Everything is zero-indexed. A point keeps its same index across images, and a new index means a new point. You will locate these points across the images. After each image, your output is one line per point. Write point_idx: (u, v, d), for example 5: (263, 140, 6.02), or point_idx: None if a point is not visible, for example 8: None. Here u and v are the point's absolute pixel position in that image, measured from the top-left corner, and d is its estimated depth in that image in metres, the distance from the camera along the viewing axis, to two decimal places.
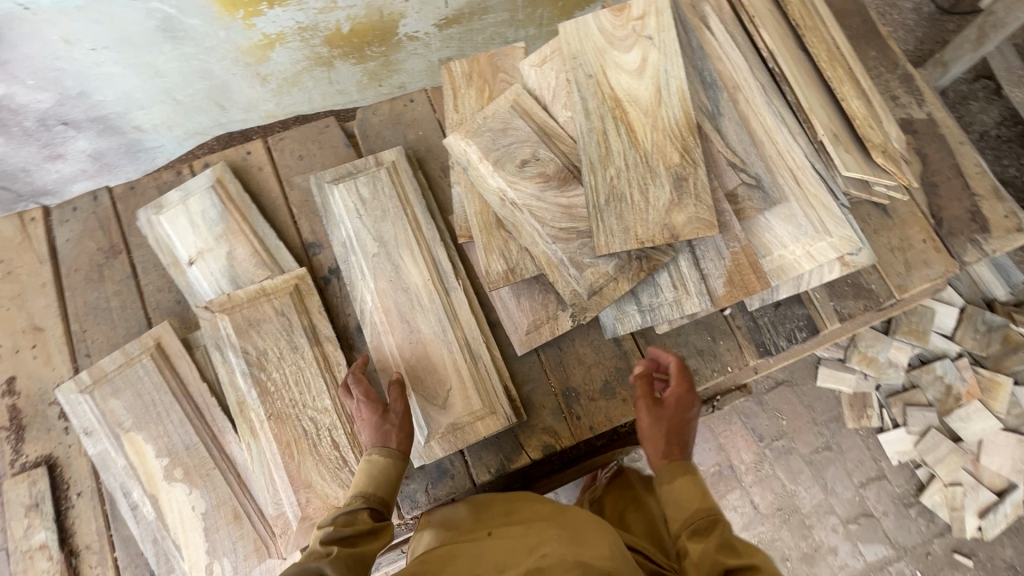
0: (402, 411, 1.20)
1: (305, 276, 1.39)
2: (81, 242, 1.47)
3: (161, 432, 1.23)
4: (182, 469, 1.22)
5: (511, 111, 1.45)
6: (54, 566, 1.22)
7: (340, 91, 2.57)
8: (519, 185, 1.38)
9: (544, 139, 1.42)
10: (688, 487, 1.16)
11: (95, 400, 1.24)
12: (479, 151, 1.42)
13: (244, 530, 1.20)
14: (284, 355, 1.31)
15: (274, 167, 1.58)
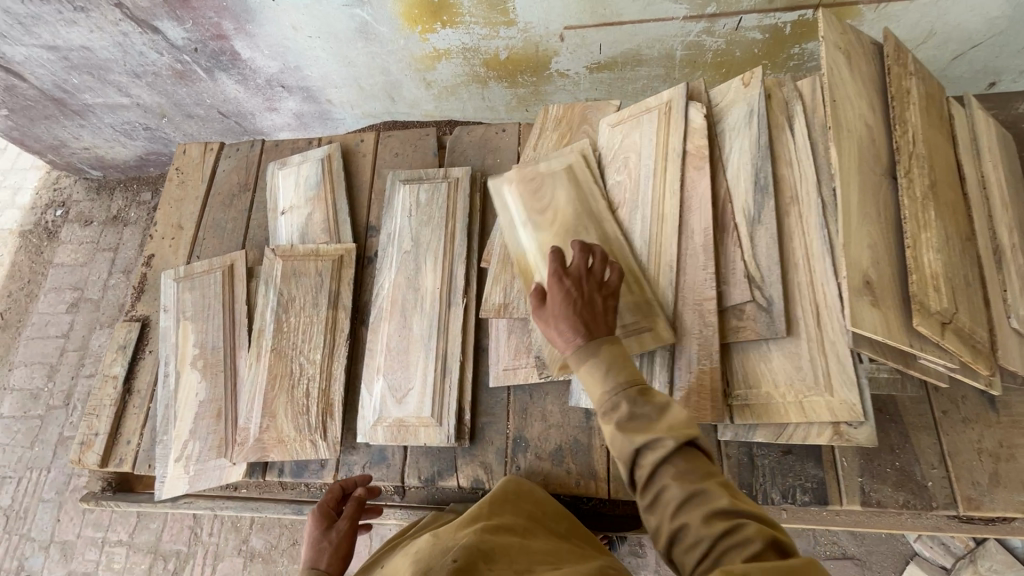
0: (345, 530, 1.27)
1: (351, 251, 1.64)
2: (230, 174, 1.94)
3: (203, 328, 1.58)
4: (203, 362, 1.55)
5: (557, 174, 1.41)
6: (115, 393, 1.66)
7: (491, 107, 2.82)
8: (533, 234, 1.36)
9: (578, 206, 1.37)
10: (591, 372, 1.02)
11: (177, 288, 1.65)
12: (518, 201, 1.40)
13: (219, 428, 1.48)
14: (305, 308, 1.57)
15: (374, 157, 1.86)
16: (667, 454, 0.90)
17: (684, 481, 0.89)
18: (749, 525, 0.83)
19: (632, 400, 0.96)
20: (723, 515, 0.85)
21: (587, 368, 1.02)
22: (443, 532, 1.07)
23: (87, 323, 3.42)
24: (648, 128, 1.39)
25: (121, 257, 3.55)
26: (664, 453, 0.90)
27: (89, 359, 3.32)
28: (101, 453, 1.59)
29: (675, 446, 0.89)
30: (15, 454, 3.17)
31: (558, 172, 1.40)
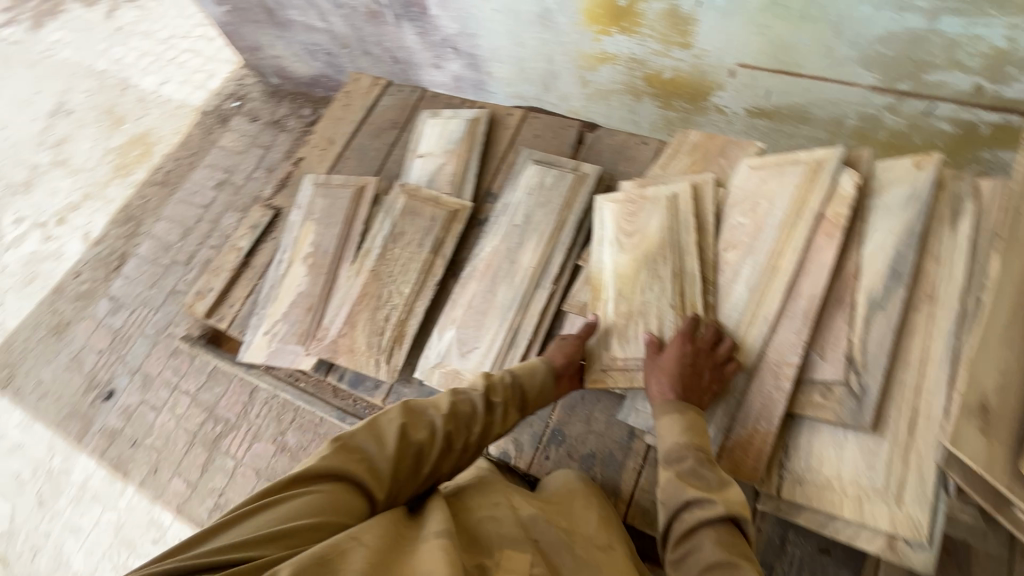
0: (577, 346, 1.40)
1: (467, 208, 1.74)
2: (387, 111, 2.12)
3: (321, 232, 1.76)
4: (312, 260, 1.72)
5: (660, 201, 1.47)
6: (235, 261, 1.90)
7: (635, 122, 2.82)
8: (617, 251, 1.48)
9: (669, 236, 1.42)
10: (668, 424, 1.14)
11: (313, 191, 1.85)
12: (614, 221, 1.51)
13: (306, 319, 1.64)
14: (411, 243, 1.69)
15: (515, 131, 1.94)
16: (713, 517, 0.97)
17: (721, 549, 0.94)
18: None
19: (699, 461, 1.06)
20: None
21: (668, 420, 1.15)
22: (521, 499, 1.18)
23: (224, 202, 3.88)
24: (790, 180, 1.35)
25: (268, 157, 3.98)
26: (710, 514, 0.98)
27: (215, 232, 3.77)
28: (210, 307, 1.84)
29: (722, 512, 0.97)
30: (137, 289, 3.69)
31: (661, 200, 1.46)
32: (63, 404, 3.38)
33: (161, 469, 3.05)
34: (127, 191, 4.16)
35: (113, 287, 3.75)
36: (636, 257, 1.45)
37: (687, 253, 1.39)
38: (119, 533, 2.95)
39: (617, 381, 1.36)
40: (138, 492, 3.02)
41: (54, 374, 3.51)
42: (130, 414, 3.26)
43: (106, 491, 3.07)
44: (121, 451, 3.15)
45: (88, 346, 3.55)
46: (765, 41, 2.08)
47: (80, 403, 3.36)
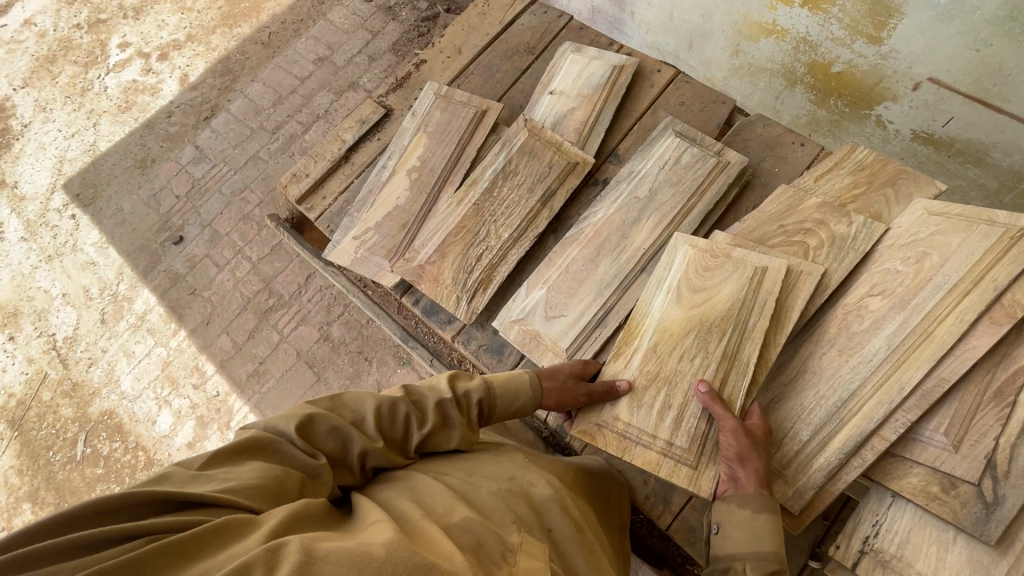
0: (583, 390, 1.27)
1: (587, 164, 1.61)
2: (525, 31, 1.94)
3: (432, 149, 1.66)
4: (415, 176, 1.64)
5: (744, 266, 1.28)
6: (336, 153, 1.84)
7: (775, 109, 2.54)
8: (673, 301, 1.31)
9: (739, 308, 1.24)
10: (767, 529, 1.05)
11: (432, 102, 1.73)
12: (686, 267, 1.33)
13: (397, 235, 1.58)
14: (522, 187, 1.58)
15: (659, 92, 1.75)
16: None
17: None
18: None
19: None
20: None
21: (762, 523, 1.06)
22: (535, 469, 1.17)
23: (320, 80, 3.79)
24: (977, 241, 1.18)
25: (374, 44, 3.83)
26: None
27: (306, 109, 3.71)
28: (302, 194, 1.80)
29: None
30: (222, 145, 3.73)
31: (745, 267, 1.27)
32: (137, 237, 3.55)
33: (214, 323, 3.21)
34: (229, 42, 4.11)
35: (200, 137, 3.80)
36: (689, 315, 1.28)
37: (751, 337, 1.21)
38: (165, 369, 3.15)
39: (610, 443, 1.23)
40: (189, 338, 3.20)
41: (133, 206, 3.66)
42: (195, 263, 3.39)
43: (160, 328, 3.26)
44: (181, 295, 3.32)
45: (168, 189, 3.67)
46: (974, 61, 1.82)
47: (153, 240, 3.52)
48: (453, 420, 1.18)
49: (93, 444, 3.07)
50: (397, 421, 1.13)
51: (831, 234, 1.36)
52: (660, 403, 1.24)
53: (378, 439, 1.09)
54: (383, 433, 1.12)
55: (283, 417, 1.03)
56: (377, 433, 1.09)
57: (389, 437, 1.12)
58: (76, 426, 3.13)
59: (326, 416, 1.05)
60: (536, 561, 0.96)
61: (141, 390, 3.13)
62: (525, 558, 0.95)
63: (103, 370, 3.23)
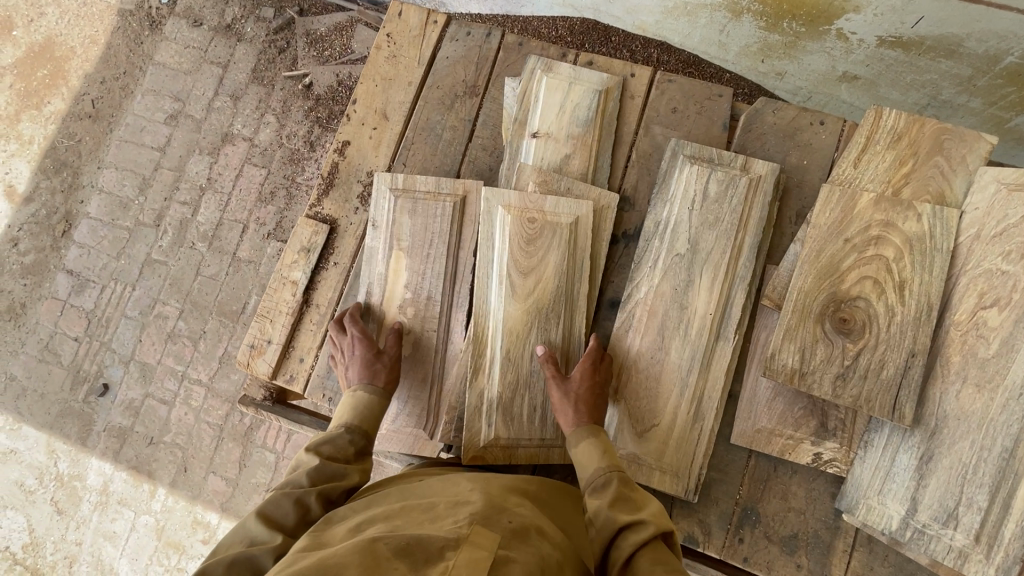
0: (394, 355, 1.32)
1: (613, 206, 1.36)
2: (455, 66, 1.56)
3: (423, 274, 1.37)
4: (412, 312, 1.37)
5: (561, 229, 1.32)
6: (292, 303, 1.47)
7: (721, 44, 2.27)
8: (509, 296, 1.32)
9: (566, 281, 1.32)
10: (590, 451, 1.16)
11: (395, 205, 1.38)
12: (509, 234, 1.32)
13: (425, 395, 1.36)
14: (548, 283, 1.31)
15: (643, 103, 1.49)
16: (647, 537, 0.99)
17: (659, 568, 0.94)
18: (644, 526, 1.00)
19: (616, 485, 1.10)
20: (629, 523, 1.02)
21: (585, 447, 1.18)
22: (496, 481, 1.12)
23: (184, 143, 3.11)
24: None
25: (229, 78, 3.13)
26: (644, 536, 0.99)
27: (184, 184, 3.07)
28: (272, 366, 1.44)
29: (655, 530, 1.00)
30: (101, 261, 3.06)
31: (563, 228, 1.31)
32: (52, 403, 2.94)
33: (192, 467, 2.77)
34: (45, 127, 3.24)
35: (68, 258, 3.09)
36: (527, 307, 1.31)
37: (578, 305, 1.33)
38: (162, 535, 2.72)
39: (497, 457, 1.29)
40: (172, 494, 2.76)
41: (28, 367, 3.00)
42: (137, 409, 2.87)
43: (133, 494, 2.78)
44: (139, 451, 2.82)
45: (60, 333, 3.01)
46: None
47: (72, 399, 2.93)
48: (341, 470, 1.16)
49: None
50: (287, 511, 1.07)
51: (905, 236, 1.22)
52: (522, 374, 1.31)
53: (277, 534, 1.02)
54: (291, 532, 1.04)
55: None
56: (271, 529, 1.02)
57: (290, 527, 1.05)
58: None
59: (212, 563, 0.95)
60: (482, 549, 0.88)
61: (145, 568, 2.71)
62: (468, 549, 0.87)
63: (89, 565, 2.76)
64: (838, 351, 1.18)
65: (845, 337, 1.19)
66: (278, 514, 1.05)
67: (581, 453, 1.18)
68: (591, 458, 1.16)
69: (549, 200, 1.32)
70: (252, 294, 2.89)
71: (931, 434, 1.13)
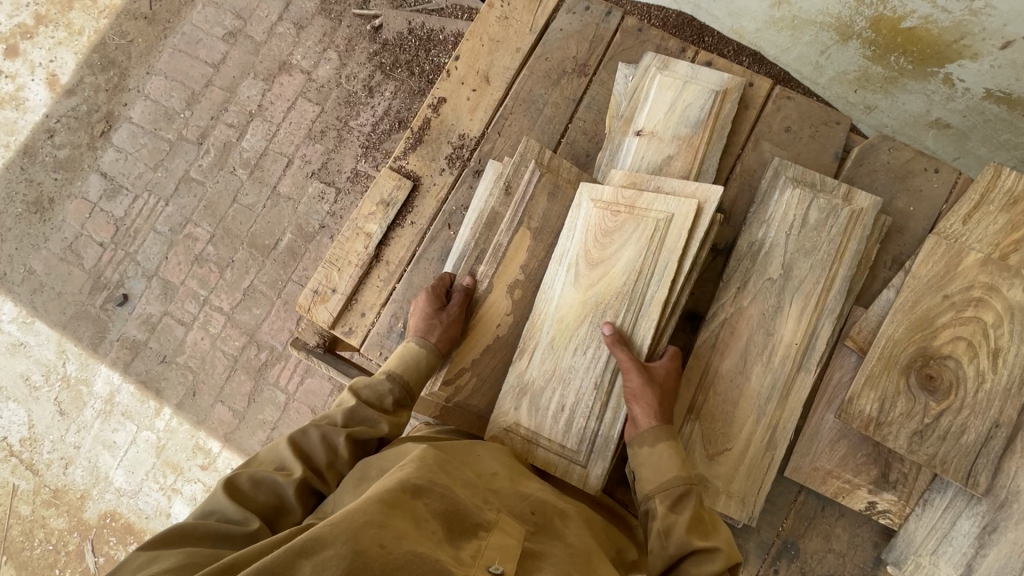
0: (455, 314, 1.28)
1: (711, 198, 1.20)
2: (568, 40, 1.49)
3: (520, 257, 1.33)
4: (520, 293, 1.33)
5: (643, 225, 1.23)
6: (364, 254, 1.45)
7: (816, 65, 2.04)
8: (572, 284, 1.27)
9: (634, 282, 1.22)
10: (667, 454, 1.11)
11: (536, 180, 1.32)
12: (589, 225, 1.28)
13: (500, 379, 1.33)
14: (616, 279, 1.24)
15: (757, 115, 1.44)
16: (718, 569, 0.97)
17: None
18: (718, 556, 0.98)
19: (690, 496, 1.06)
20: (706, 557, 0.98)
21: (661, 448, 1.12)
22: (520, 473, 1.09)
23: (239, 63, 2.94)
24: None
25: (295, 4, 2.94)
26: (716, 565, 0.97)
27: (232, 106, 2.90)
28: (333, 315, 1.43)
29: (726, 561, 0.97)
30: (136, 169, 2.94)
31: (643, 224, 1.23)
32: (68, 303, 2.88)
33: (201, 393, 2.70)
34: (97, 21, 3.07)
35: (104, 160, 2.98)
36: (587, 299, 1.26)
37: (643, 308, 1.21)
38: (161, 455, 2.68)
39: (515, 446, 1.23)
40: (176, 415, 2.70)
41: (48, 265, 2.93)
42: (154, 325, 2.80)
43: (137, 409, 2.73)
44: (150, 367, 2.76)
45: (85, 235, 2.93)
46: None
47: (89, 304, 2.87)
48: (372, 417, 1.12)
49: (105, 552, 2.66)
50: (314, 443, 1.06)
51: (1007, 303, 1.19)
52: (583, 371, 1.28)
53: (302, 464, 1.02)
54: (314, 466, 1.04)
55: (202, 508, 0.96)
56: (295, 460, 1.01)
57: (315, 463, 1.04)
58: (77, 537, 2.69)
59: (241, 473, 0.99)
60: (511, 537, 0.87)
61: (140, 483, 2.68)
62: (499, 534, 0.86)
63: (84, 470, 2.73)
64: (920, 407, 1.17)
65: (929, 394, 1.17)
66: (306, 444, 1.05)
67: (651, 450, 1.12)
68: (662, 459, 1.10)
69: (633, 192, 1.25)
70: (287, 231, 2.74)
71: (998, 506, 1.13)
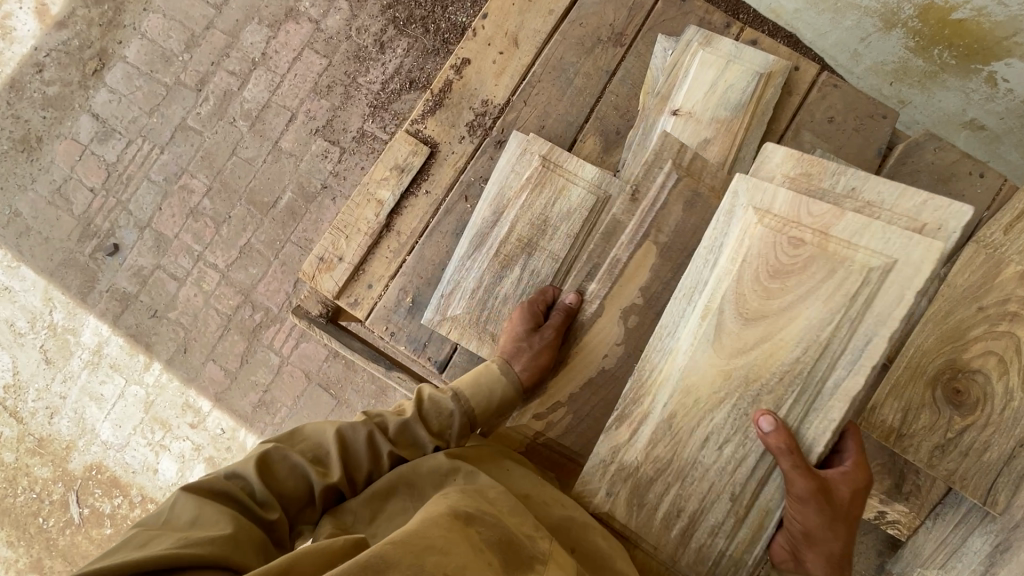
0: (547, 341, 1.16)
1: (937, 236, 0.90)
2: (605, 5, 1.38)
3: (639, 278, 1.15)
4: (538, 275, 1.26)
5: (839, 270, 0.94)
6: (375, 222, 1.37)
7: (855, 53, 1.86)
8: (715, 345, 1.00)
9: (812, 355, 0.94)
10: None
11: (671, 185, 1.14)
12: (752, 255, 0.99)
13: None
14: (784, 344, 0.96)
15: (799, 103, 1.36)
16: None
17: None
18: None
19: None
20: None
21: None
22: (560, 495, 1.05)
23: (243, 6, 2.75)
24: None
25: None
26: None
27: (235, 52, 2.74)
28: (338, 285, 1.36)
29: None
30: (131, 112, 2.80)
31: (839, 271, 0.93)
32: (56, 249, 2.77)
33: (192, 350, 2.63)
34: None
35: (96, 101, 2.82)
36: (733, 367, 0.99)
37: (825, 400, 0.94)
38: (149, 410, 2.63)
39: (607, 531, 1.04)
40: (166, 371, 2.64)
41: (35, 207, 2.81)
42: (145, 277, 2.70)
43: (126, 362, 2.67)
44: (140, 320, 2.68)
45: (75, 179, 2.81)
46: None
47: (78, 252, 2.76)
48: (422, 441, 1.09)
49: (89, 503, 2.63)
50: (361, 445, 1.05)
51: None
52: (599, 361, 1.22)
53: (340, 467, 1.01)
54: (349, 467, 1.03)
55: (238, 460, 0.97)
56: (337, 463, 1.01)
57: (354, 464, 1.04)
58: (61, 486, 2.66)
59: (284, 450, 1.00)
60: (566, 569, 0.84)
61: (127, 437, 2.64)
62: (556, 568, 0.82)
63: (70, 420, 2.68)
64: (944, 421, 1.14)
65: (955, 409, 1.14)
66: (352, 443, 1.04)
67: None
68: None
69: (825, 209, 0.96)
70: (287, 189, 2.63)
71: (1012, 526, 1.10)
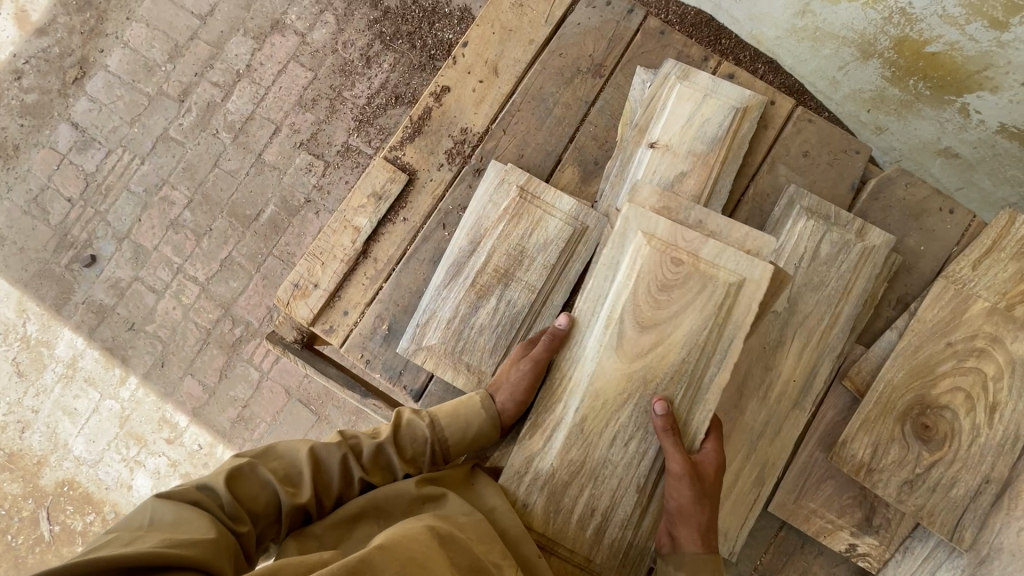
0: (526, 373, 1.17)
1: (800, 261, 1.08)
2: (585, 36, 1.39)
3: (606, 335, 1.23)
4: (513, 305, 1.26)
5: (712, 285, 1.08)
6: (351, 248, 1.36)
7: (832, 80, 1.89)
8: (615, 351, 1.11)
9: (694, 357, 1.09)
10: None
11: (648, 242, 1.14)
12: (641, 270, 1.10)
13: None
14: (671, 347, 1.09)
15: (775, 137, 1.37)
16: None
17: None
18: None
19: None
20: None
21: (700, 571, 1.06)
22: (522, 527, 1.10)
23: (228, 18, 2.73)
24: None
25: None
26: None
27: (218, 64, 2.72)
28: (313, 312, 1.35)
29: None
30: (111, 122, 2.76)
31: (712, 286, 1.08)
32: (31, 260, 2.72)
33: (169, 364, 2.58)
34: None
35: (76, 109, 2.78)
36: (632, 370, 1.11)
37: (703, 395, 1.10)
38: (124, 425, 2.58)
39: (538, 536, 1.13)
40: (143, 386, 2.59)
41: (10, 217, 2.75)
42: (122, 290, 2.66)
43: (101, 376, 2.62)
44: (116, 334, 2.63)
45: (52, 189, 2.76)
46: None
47: (54, 262, 2.71)
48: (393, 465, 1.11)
49: (60, 520, 2.57)
50: (334, 465, 1.06)
51: (1010, 356, 1.15)
52: None
53: (309, 488, 1.02)
54: (319, 487, 1.04)
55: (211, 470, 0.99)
56: (308, 483, 1.02)
57: (326, 484, 1.05)
58: (31, 503, 2.59)
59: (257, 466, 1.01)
60: None
61: (101, 452, 2.58)
62: None
63: (42, 435, 2.62)
64: (913, 456, 1.16)
65: (923, 443, 1.16)
66: (325, 463, 1.05)
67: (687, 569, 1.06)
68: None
69: (695, 236, 1.11)
70: (270, 202, 2.60)
71: (979, 560, 1.11)
